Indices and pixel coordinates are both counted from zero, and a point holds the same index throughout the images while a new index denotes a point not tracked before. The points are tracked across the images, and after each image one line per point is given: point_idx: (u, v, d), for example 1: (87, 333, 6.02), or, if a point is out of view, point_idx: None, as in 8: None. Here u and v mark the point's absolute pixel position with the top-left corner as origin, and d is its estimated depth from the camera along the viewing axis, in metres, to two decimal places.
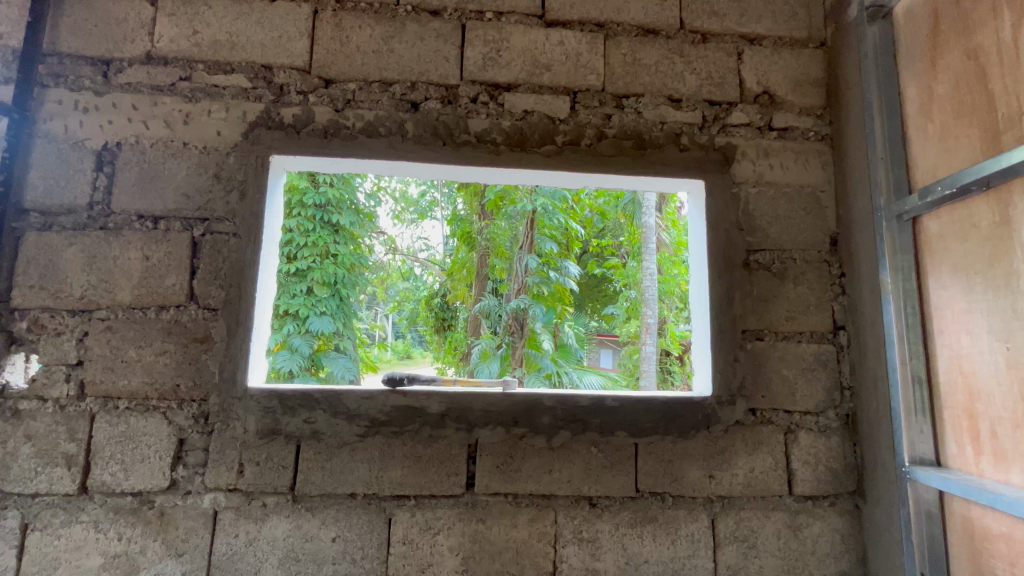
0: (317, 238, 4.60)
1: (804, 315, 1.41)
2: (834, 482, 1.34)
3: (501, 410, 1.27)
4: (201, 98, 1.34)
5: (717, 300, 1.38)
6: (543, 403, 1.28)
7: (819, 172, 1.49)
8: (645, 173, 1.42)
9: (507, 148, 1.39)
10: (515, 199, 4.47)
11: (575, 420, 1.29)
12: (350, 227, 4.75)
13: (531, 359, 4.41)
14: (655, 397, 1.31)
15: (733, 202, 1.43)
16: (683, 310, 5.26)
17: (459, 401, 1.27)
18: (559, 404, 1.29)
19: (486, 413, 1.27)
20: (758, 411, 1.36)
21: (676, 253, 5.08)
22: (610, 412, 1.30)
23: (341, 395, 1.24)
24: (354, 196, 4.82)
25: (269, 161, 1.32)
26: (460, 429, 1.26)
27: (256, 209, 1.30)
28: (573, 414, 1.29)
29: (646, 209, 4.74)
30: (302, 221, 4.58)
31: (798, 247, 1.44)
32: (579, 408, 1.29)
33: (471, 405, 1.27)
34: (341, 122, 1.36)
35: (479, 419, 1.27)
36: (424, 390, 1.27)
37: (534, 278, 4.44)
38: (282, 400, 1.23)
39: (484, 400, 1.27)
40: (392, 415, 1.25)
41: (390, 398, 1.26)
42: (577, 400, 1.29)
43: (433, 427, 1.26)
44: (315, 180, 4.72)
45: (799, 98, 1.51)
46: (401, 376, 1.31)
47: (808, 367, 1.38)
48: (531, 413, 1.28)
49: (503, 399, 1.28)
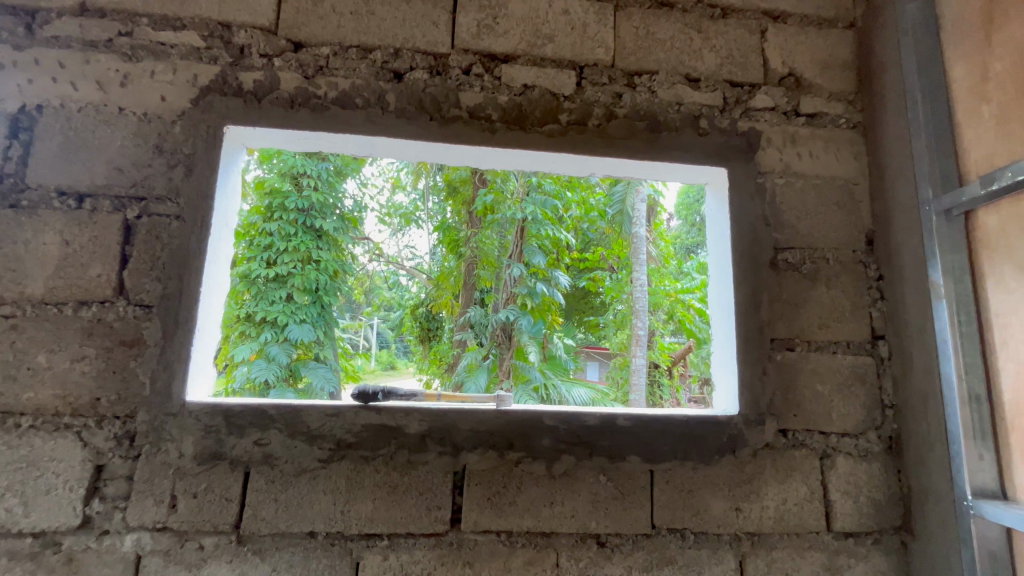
0: (298, 242, 4.38)
1: (839, 323, 1.24)
2: (877, 516, 1.16)
3: (493, 429, 1.07)
4: (143, 58, 1.13)
5: (743, 306, 1.20)
6: (542, 422, 1.09)
7: (852, 162, 1.33)
8: (659, 159, 1.25)
9: (503, 126, 1.21)
10: (504, 208, 4.36)
11: (579, 443, 1.09)
12: (334, 233, 4.59)
13: (519, 372, 4.25)
14: (672, 415, 1.13)
15: (759, 193, 1.26)
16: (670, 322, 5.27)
17: (444, 419, 1.06)
18: (562, 423, 1.10)
19: (474, 433, 1.07)
20: (790, 432, 1.17)
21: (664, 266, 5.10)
22: (620, 432, 1.11)
23: (302, 412, 1.03)
24: (339, 201, 4.67)
25: (223, 133, 1.12)
26: (444, 453, 1.06)
27: (206, 189, 1.09)
28: (577, 435, 1.10)
29: (636, 220, 4.73)
30: (284, 226, 4.38)
31: (831, 245, 1.27)
32: (583, 426, 1.10)
33: (457, 424, 1.07)
34: (310, 91, 1.16)
35: (466, 441, 1.06)
36: (402, 406, 1.06)
37: (521, 289, 4.28)
38: (228, 417, 1.01)
39: (472, 418, 1.07)
40: (363, 435, 1.04)
41: (360, 416, 1.05)
42: (582, 418, 1.10)
43: (412, 451, 1.05)
44: (298, 183, 4.50)
45: (828, 81, 1.36)
46: (374, 389, 1.10)
47: (844, 382, 1.21)
48: (528, 434, 1.08)
49: (496, 418, 1.08)
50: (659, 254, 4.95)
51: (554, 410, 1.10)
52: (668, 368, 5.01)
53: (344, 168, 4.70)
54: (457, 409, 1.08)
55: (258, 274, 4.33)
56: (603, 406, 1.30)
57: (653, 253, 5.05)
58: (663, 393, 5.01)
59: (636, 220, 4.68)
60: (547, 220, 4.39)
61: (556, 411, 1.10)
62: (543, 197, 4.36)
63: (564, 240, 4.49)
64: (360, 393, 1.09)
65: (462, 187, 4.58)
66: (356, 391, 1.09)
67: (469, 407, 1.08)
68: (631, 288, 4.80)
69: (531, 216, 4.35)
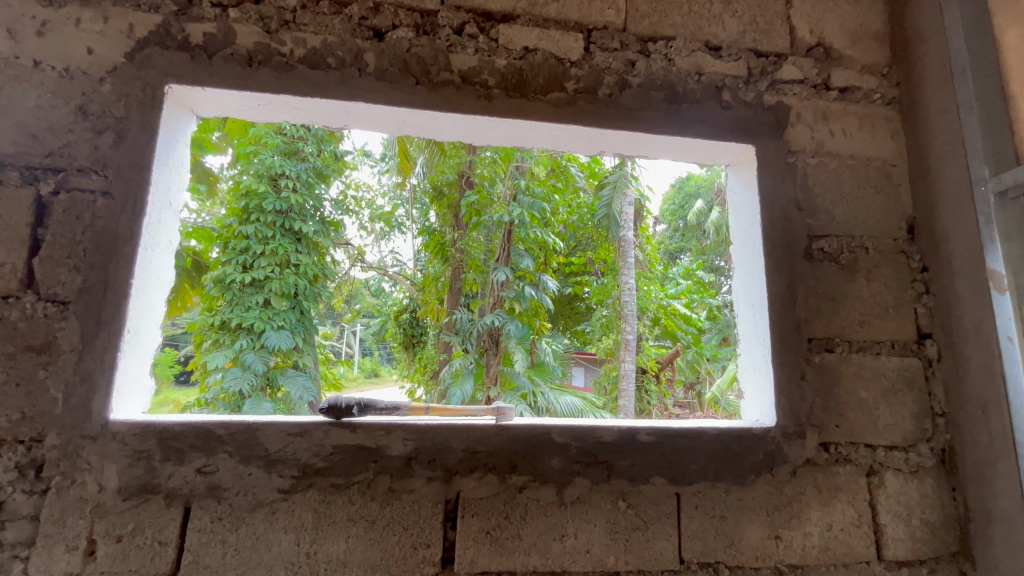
0: (277, 245, 4.13)
1: (882, 320, 1.09)
2: (931, 541, 1.01)
3: (492, 449, 0.90)
4: (66, 3, 0.93)
5: (776, 301, 1.05)
6: (550, 440, 0.92)
7: (888, 142, 1.20)
8: (678, 134, 1.10)
9: (502, 94, 1.04)
10: (490, 212, 4.23)
11: (593, 463, 0.92)
12: (314, 236, 4.36)
13: (507, 379, 4.07)
14: (701, 429, 0.97)
15: (790, 174, 1.12)
16: (654, 325, 5.53)
17: (431, 439, 0.88)
18: (573, 441, 0.92)
19: (468, 454, 0.89)
20: (833, 446, 1.01)
21: (648, 270, 5.35)
22: (642, 450, 0.94)
23: (259, 431, 0.84)
24: (320, 204, 4.44)
25: (164, 94, 0.92)
26: (433, 479, 0.88)
27: (141, 160, 0.89)
28: (589, 453, 0.92)
29: (623, 223, 4.78)
30: (261, 228, 4.11)
31: (869, 233, 1.13)
32: (597, 443, 0.93)
33: (448, 444, 0.89)
34: (273, 47, 0.97)
35: (459, 464, 0.89)
36: (382, 423, 0.88)
37: (509, 293, 4.10)
38: (166, 440, 0.81)
39: (467, 435, 0.90)
40: (335, 459, 0.85)
41: (331, 435, 0.86)
42: (598, 434, 0.93)
43: (395, 477, 0.87)
44: (276, 184, 4.20)
45: (859, 53, 1.23)
46: (347, 404, 0.88)
47: (891, 388, 1.06)
48: (535, 454, 0.91)
49: (496, 435, 0.90)
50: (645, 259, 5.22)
51: (563, 425, 0.93)
52: (655, 373, 5.35)
53: (324, 169, 4.47)
54: (449, 424, 0.90)
55: (234, 279, 4.06)
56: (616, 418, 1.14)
57: (641, 257, 5.33)
58: (650, 399, 5.36)
59: (625, 224, 4.71)
60: (534, 223, 4.28)
61: (566, 426, 0.93)
62: (531, 200, 4.21)
63: (552, 244, 4.37)
64: (329, 408, 0.87)
65: (448, 190, 4.37)
66: (324, 407, 0.87)
67: (464, 422, 0.91)
68: (618, 293, 4.98)
69: (519, 220, 4.20)
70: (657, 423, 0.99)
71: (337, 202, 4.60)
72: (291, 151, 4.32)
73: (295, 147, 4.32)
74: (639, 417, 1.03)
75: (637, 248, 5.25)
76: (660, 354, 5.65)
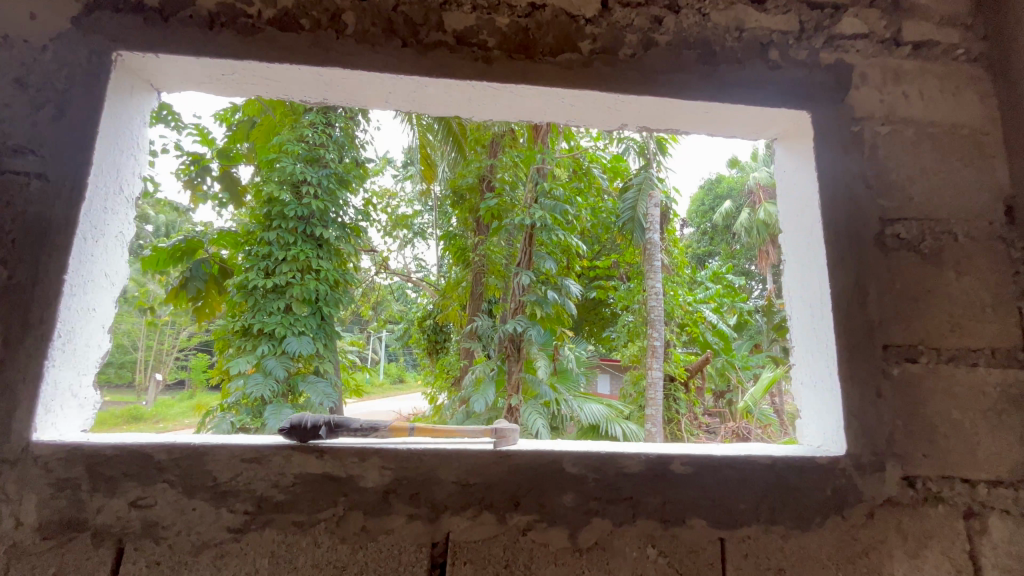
0: (298, 250, 4.07)
1: (978, 323, 0.87)
2: None
3: (488, 479, 0.74)
4: None
5: (843, 300, 0.85)
6: (560, 470, 0.75)
7: (977, 106, 0.98)
8: (716, 101, 0.92)
9: (503, 56, 0.89)
10: (510, 216, 4.12)
11: (614, 500, 0.75)
12: (336, 243, 4.30)
13: (529, 386, 3.87)
14: (750, 458, 0.78)
15: (854, 145, 0.92)
16: (682, 330, 5.35)
17: (412, 468, 0.73)
18: (589, 472, 0.75)
19: (458, 485, 0.73)
20: (920, 481, 0.80)
21: (676, 274, 5.15)
22: (675, 485, 0.76)
23: (208, 457, 0.70)
24: (342, 210, 4.37)
25: (112, 63, 0.80)
26: (415, 516, 0.72)
27: (83, 137, 0.76)
28: (609, 488, 0.75)
29: (649, 225, 4.59)
30: (283, 234, 4.06)
31: (958, 216, 0.91)
32: (619, 474, 0.75)
33: (432, 474, 0.73)
34: (239, 7, 0.84)
35: (447, 499, 0.72)
36: (356, 447, 0.72)
37: (531, 297, 3.92)
38: (100, 466, 0.68)
39: (457, 463, 0.74)
40: (296, 492, 0.70)
41: (292, 462, 0.71)
42: (620, 463, 0.76)
43: (370, 514, 0.71)
44: (299, 191, 4.13)
45: (936, 2, 1.02)
46: (314, 423, 0.73)
47: (993, 408, 0.84)
48: (542, 487, 0.74)
49: (495, 464, 0.74)
50: (672, 263, 5.05)
51: (577, 452, 0.76)
52: (684, 381, 5.10)
53: (346, 176, 4.37)
54: (438, 448, 0.74)
55: (257, 285, 4.02)
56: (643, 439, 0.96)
57: (669, 262, 5.09)
58: (678, 408, 5.10)
59: (649, 227, 4.53)
60: (557, 225, 4.07)
61: (581, 453, 0.75)
62: (552, 202, 4.04)
63: (575, 246, 4.16)
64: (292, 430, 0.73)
65: (468, 195, 4.60)
66: (287, 429, 0.72)
67: (455, 446, 0.75)
68: (643, 298, 4.78)
69: (540, 222, 3.99)
70: (695, 449, 0.81)
71: (359, 208, 4.50)
72: (312, 159, 4.25)
73: (317, 154, 4.25)
74: (672, 443, 0.85)
75: (663, 251, 5.02)
76: (688, 361, 5.39)
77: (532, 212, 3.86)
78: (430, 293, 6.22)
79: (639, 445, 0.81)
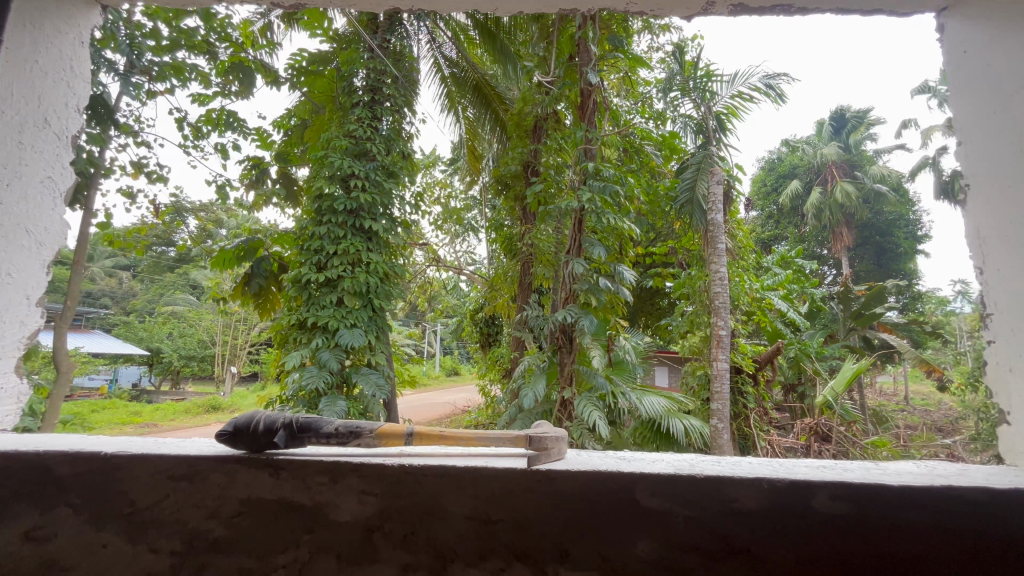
0: (348, 243, 3.97)
1: None
2: None
3: (518, 514, 0.55)
4: None
5: None
6: (628, 504, 0.53)
7: None
8: None
9: None
10: (559, 201, 3.84)
11: (711, 556, 0.51)
12: (385, 234, 4.15)
13: (583, 378, 3.59)
14: (941, 496, 0.50)
15: None
16: (748, 318, 4.90)
17: (405, 498, 0.56)
18: (680, 507, 0.52)
19: (475, 522, 0.55)
20: None
21: (743, 255, 4.69)
22: (816, 533, 0.51)
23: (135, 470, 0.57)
24: (391, 202, 4.22)
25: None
26: (412, 564, 0.54)
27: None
28: (716, 539, 0.51)
29: (710, 204, 4.15)
30: (333, 228, 3.96)
31: None
32: (718, 512, 0.52)
33: (437, 508, 0.56)
34: None
35: (453, 543, 0.55)
36: (324, 467, 0.58)
37: (582, 285, 3.57)
38: (12, 479, 0.57)
39: (470, 492, 0.56)
40: (242, 523, 0.57)
41: (236, 481, 0.58)
42: (727, 496, 0.52)
43: (344, 558, 0.55)
44: (348, 185, 4.02)
45: None
46: (258, 423, 0.59)
47: None
48: (605, 525, 0.53)
49: (536, 488, 0.54)
50: (738, 246, 4.62)
51: (649, 480, 0.53)
52: (753, 372, 4.65)
53: (394, 168, 4.24)
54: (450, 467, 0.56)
55: (309, 278, 3.95)
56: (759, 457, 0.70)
57: (735, 245, 4.63)
58: (746, 402, 4.70)
59: (710, 207, 4.14)
60: (608, 208, 3.65)
61: (660, 480, 0.53)
62: (602, 183, 3.61)
63: (628, 230, 3.74)
64: (232, 431, 0.60)
65: (513, 182, 4.54)
66: (225, 431, 0.59)
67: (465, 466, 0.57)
68: (705, 284, 4.38)
69: (590, 206, 3.61)
70: (842, 472, 0.55)
71: (409, 200, 4.38)
72: (360, 153, 4.12)
73: (364, 148, 4.11)
74: (799, 461, 0.59)
75: (727, 234, 4.58)
76: (757, 352, 4.93)
77: (579, 196, 3.48)
78: (480, 284, 6.09)
79: (744, 464, 0.57)
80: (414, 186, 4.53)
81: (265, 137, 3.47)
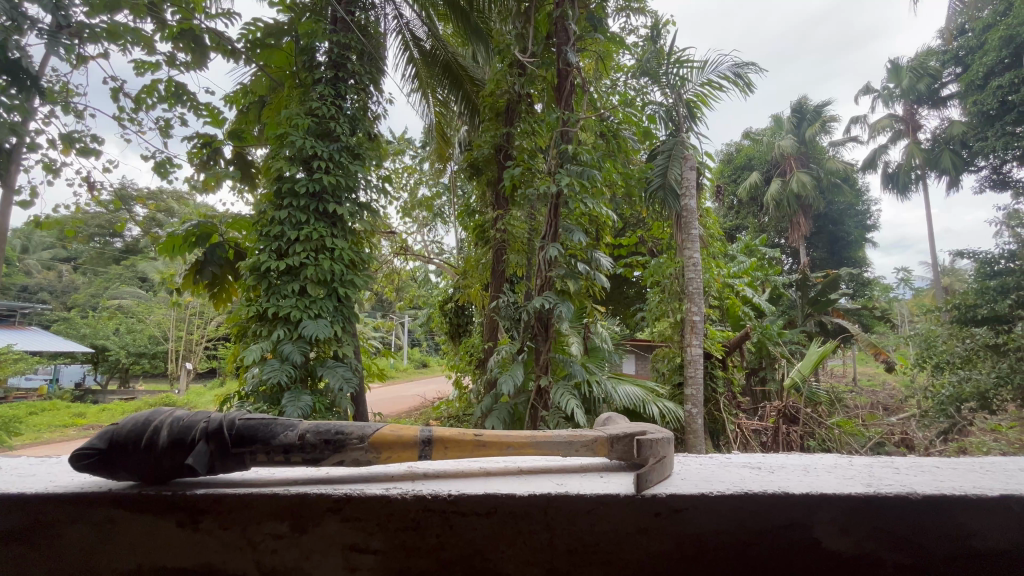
0: (311, 229, 3.63)
1: None
2: None
3: (664, 544, 0.90)
4: None
5: None
6: (840, 530, 0.90)
7: None
8: None
9: None
10: (533, 185, 3.60)
11: (936, 557, 0.91)
12: (351, 221, 3.84)
13: (559, 366, 3.42)
14: None
15: None
16: (717, 306, 4.96)
17: (612, 529, 0.90)
18: (895, 537, 0.91)
19: (751, 545, 0.90)
20: None
21: (712, 244, 4.71)
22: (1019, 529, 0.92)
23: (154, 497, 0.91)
24: (357, 186, 3.88)
25: None
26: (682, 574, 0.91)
27: None
28: (948, 545, 0.91)
29: (685, 189, 4.11)
30: (294, 213, 3.63)
31: None
32: (948, 532, 0.91)
33: (739, 535, 0.90)
34: None
35: (516, 567, 0.91)
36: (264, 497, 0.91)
37: (560, 272, 3.37)
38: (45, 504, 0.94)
39: (757, 527, 0.90)
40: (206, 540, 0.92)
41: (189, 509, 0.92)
42: (929, 530, 0.91)
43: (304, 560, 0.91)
44: (309, 167, 3.68)
45: None
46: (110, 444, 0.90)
47: None
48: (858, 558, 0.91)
49: (795, 533, 0.90)
50: (709, 237, 4.64)
51: (898, 511, 0.90)
52: (723, 359, 4.70)
53: (359, 150, 3.89)
54: (735, 504, 0.90)
55: (268, 266, 3.60)
56: (921, 471, 1.12)
57: (706, 235, 4.63)
58: (715, 386, 4.71)
59: (683, 193, 4.08)
60: (585, 192, 3.46)
61: (851, 527, 0.90)
62: (580, 167, 3.41)
63: (606, 215, 3.57)
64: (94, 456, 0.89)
65: (485, 166, 4.27)
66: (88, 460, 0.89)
67: (550, 493, 0.90)
68: (676, 272, 4.33)
69: (569, 188, 3.40)
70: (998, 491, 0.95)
71: (375, 185, 4.07)
72: (322, 133, 3.76)
73: (327, 128, 3.75)
74: (1006, 483, 0.99)
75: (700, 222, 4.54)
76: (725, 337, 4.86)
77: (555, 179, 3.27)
78: (449, 274, 5.89)
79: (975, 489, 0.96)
80: (381, 169, 4.19)
81: (214, 113, 3.09)
